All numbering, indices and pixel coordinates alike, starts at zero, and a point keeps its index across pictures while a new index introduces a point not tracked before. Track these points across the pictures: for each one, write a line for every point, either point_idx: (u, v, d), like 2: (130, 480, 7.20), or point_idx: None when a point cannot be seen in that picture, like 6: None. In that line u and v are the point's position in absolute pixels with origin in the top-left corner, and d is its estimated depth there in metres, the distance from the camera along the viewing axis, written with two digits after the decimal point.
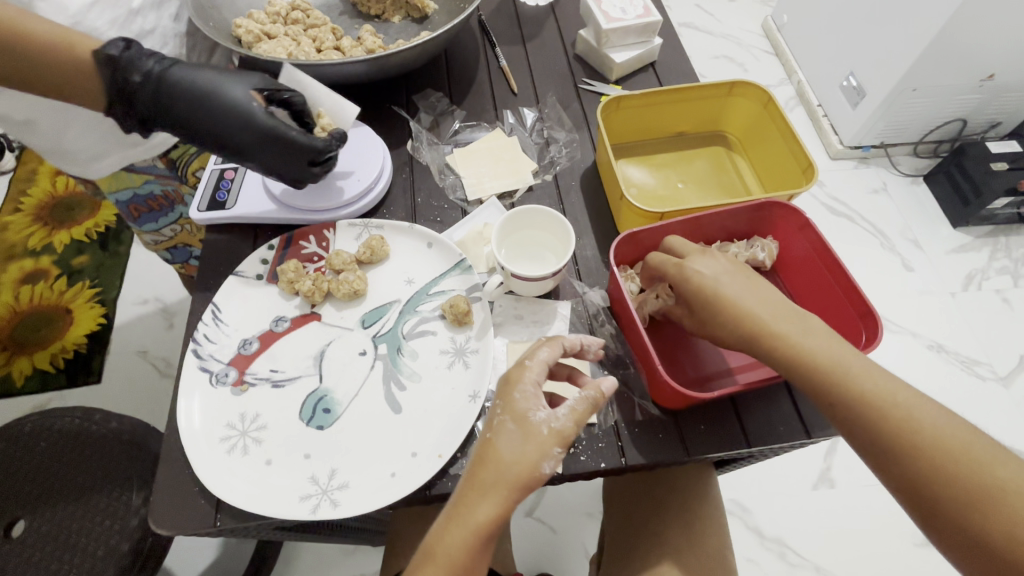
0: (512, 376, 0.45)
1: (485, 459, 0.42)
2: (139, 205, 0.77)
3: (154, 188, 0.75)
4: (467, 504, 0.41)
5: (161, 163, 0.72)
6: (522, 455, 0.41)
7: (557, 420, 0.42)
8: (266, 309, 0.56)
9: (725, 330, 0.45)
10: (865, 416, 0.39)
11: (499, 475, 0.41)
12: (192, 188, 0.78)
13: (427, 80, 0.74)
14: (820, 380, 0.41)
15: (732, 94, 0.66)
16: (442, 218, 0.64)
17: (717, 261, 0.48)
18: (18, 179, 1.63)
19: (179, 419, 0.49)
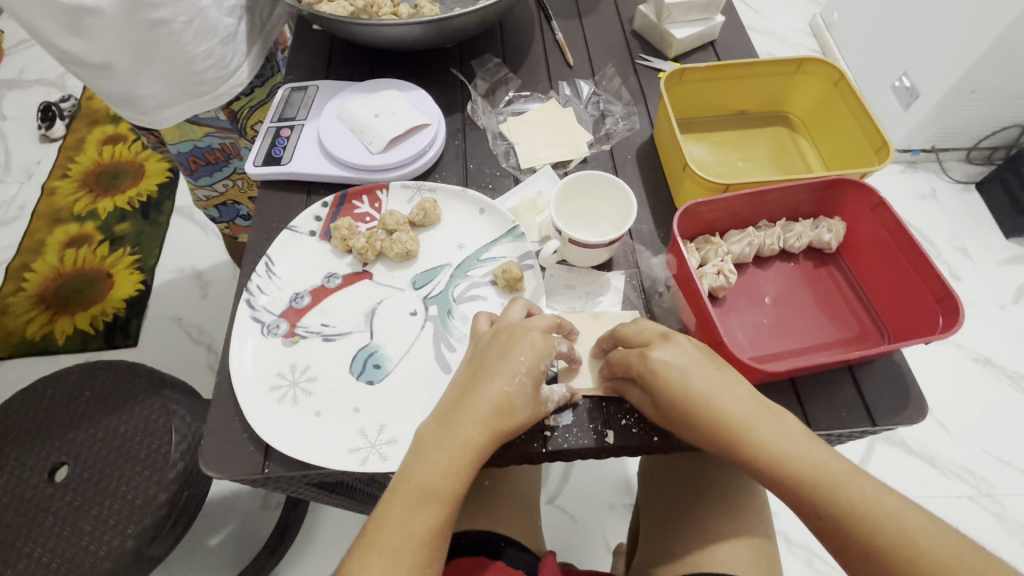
0: (546, 347, 0.45)
1: (501, 410, 0.43)
2: (197, 158, 0.82)
3: (213, 140, 0.80)
4: (462, 437, 0.42)
5: (224, 115, 0.78)
6: (527, 415, 0.44)
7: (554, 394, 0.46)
8: (318, 265, 0.56)
9: (693, 433, 0.43)
10: (843, 524, 0.38)
11: (505, 423, 0.43)
12: (248, 141, 0.84)
13: (482, 50, 0.73)
14: (796, 485, 0.40)
15: (800, 71, 0.64)
16: (495, 185, 0.63)
17: (683, 351, 0.44)
18: (67, 146, 1.68)
19: (231, 366, 0.49)
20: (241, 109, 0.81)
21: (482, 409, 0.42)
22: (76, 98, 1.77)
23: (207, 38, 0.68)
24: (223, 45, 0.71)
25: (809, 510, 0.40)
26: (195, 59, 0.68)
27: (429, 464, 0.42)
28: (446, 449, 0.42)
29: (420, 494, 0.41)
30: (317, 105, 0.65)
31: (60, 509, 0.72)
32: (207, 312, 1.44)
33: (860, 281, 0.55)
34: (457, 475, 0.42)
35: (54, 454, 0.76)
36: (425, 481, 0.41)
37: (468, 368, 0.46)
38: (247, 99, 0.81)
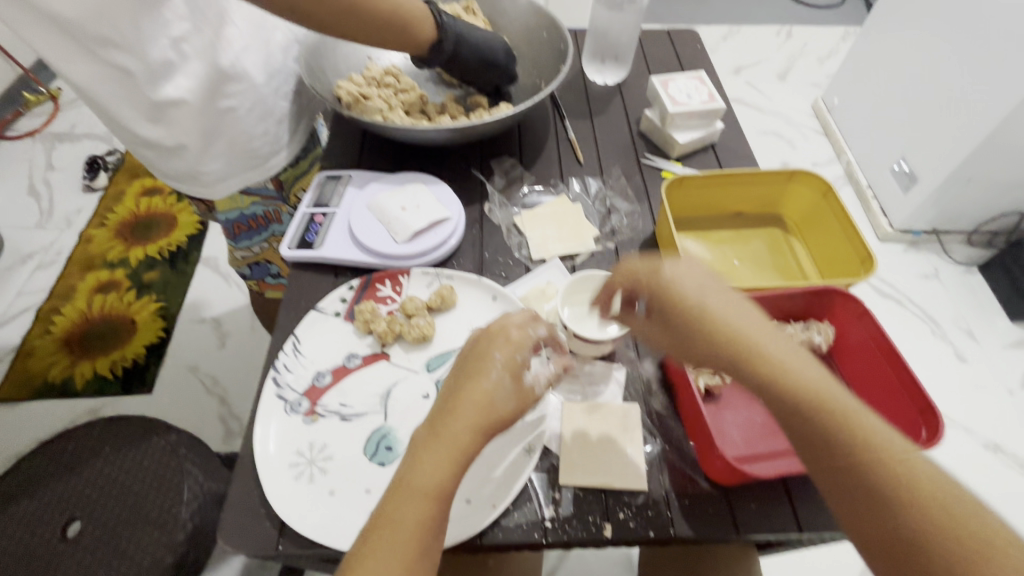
0: (524, 338, 0.50)
1: (482, 406, 0.46)
2: (241, 224, 0.88)
3: (258, 208, 0.87)
4: (456, 433, 0.45)
5: (272, 185, 0.86)
6: (511, 406, 0.48)
7: (538, 383, 0.50)
8: (340, 345, 0.60)
9: (706, 347, 0.46)
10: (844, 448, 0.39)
11: (489, 412, 0.47)
12: (290, 208, 0.90)
13: (501, 147, 0.81)
14: (802, 405, 0.41)
15: (793, 181, 0.69)
16: (507, 273, 0.68)
17: (690, 276, 0.48)
18: (107, 197, 1.80)
19: (255, 444, 0.53)
20: (286, 178, 0.88)
21: (467, 411, 0.46)
22: (121, 152, 1.91)
23: (266, 119, 0.78)
24: (279, 125, 0.81)
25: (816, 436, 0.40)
26: (253, 138, 0.77)
27: (421, 467, 0.44)
28: (438, 446, 0.45)
29: (421, 493, 0.43)
30: (349, 193, 0.72)
31: (68, 566, 0.74)
32: (223, 361, 1.48)
33: (850, 383, 0.57)
34: (452, 469, 0.45)
35: (69, 509, 0.78)
36: (424, 480, 0.43)
37: (453, 378, 0.50)
38: (292, 170, 0.88)
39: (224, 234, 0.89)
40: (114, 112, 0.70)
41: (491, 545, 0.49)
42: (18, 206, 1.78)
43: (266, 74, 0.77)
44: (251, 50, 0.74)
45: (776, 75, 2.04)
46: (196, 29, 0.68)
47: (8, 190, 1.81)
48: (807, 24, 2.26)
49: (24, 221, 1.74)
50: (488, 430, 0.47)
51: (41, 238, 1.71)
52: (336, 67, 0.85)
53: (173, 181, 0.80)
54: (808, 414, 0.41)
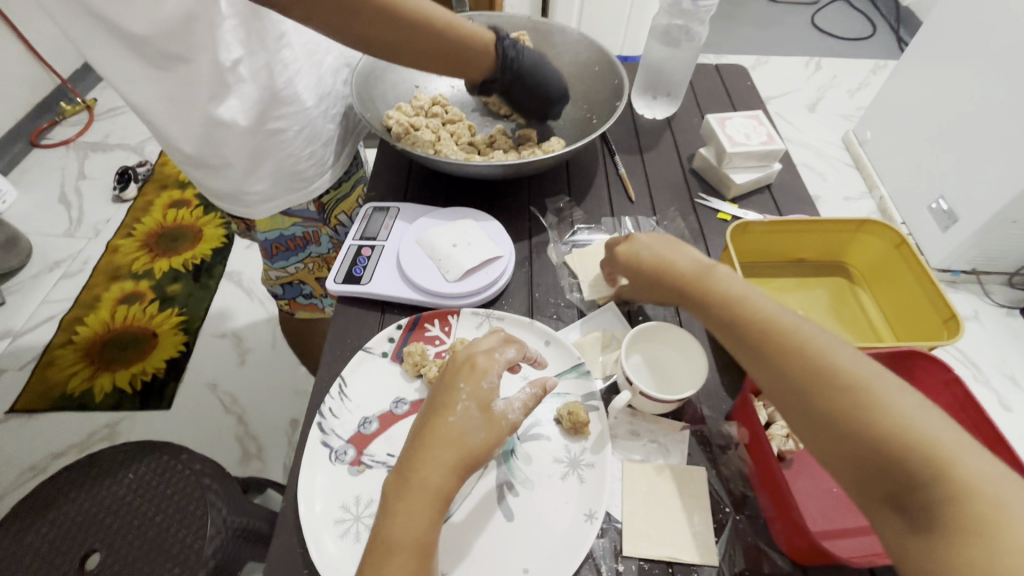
0: (486, 368, 0.47)
1: (452, 443, 0.44)
2: (279, 245, 0.87)
3: (298, 230, 0.86)
4: (430, 486, 0.42)
5: (314, 207, 0.84)
6: (481, 438, 0.44)
7: (514, 412, 0.47)
8: (387, 389, 0.58)
9: (711, 304, 0.51)
10: (824, 393, 0.41)
11: (459, 455, 0.44)
12: (329, 230, 0.89)
13: (551, 182, 0.79)
14: (787, 353, 0.44)
15: (861, 230, 0.66)
16: (559, 316, 0.65)
17: (697, 264, 0.54)
18: (136, 208, 1.80)
19: (298, 496, 0.50)
20: (329, 201, 0.87)
21: (438, 452, 0.43)
22: (152, 163, 1.92)
23: (313, 142, 0.77)
24: (325, 148, 0.79)
25: (800, 385, 0.43)
26: (300, 160, 0.76)
27: (397, 521, 0.41)
28: (413, 500, 0.42)
29: (402, 551, 0.40)
30: (397, 226, 0.70)
31: None
32: (243, 379, 1.46)
33: None
34: (434, 517, 0.42)
35: (88, 541, 0.75)
36: (405, 534, 0.40)
37: (420, 417, 0.47)
38: (334, 192, 0.87)
39: (261, 254, 0.87)
40: (164, 132, 0.68)
41: None
42: (48, 213, 1.78)
43: (317, 97, 0.75)
44: (305, 73, 0.72)
45: (808, 106, 2.01)
46: (253, 52, 0.66)
47: (39, 197, 1.82)
48: (837, 57, 2.25)
49: (53, 229, 1.74)
50: (463, 471, 0.43)
51: (68, 246, 1.71)
52: (383, 94, 0.84)
53: (216, 200, 0.78)
54: (793, 361, 0.44)
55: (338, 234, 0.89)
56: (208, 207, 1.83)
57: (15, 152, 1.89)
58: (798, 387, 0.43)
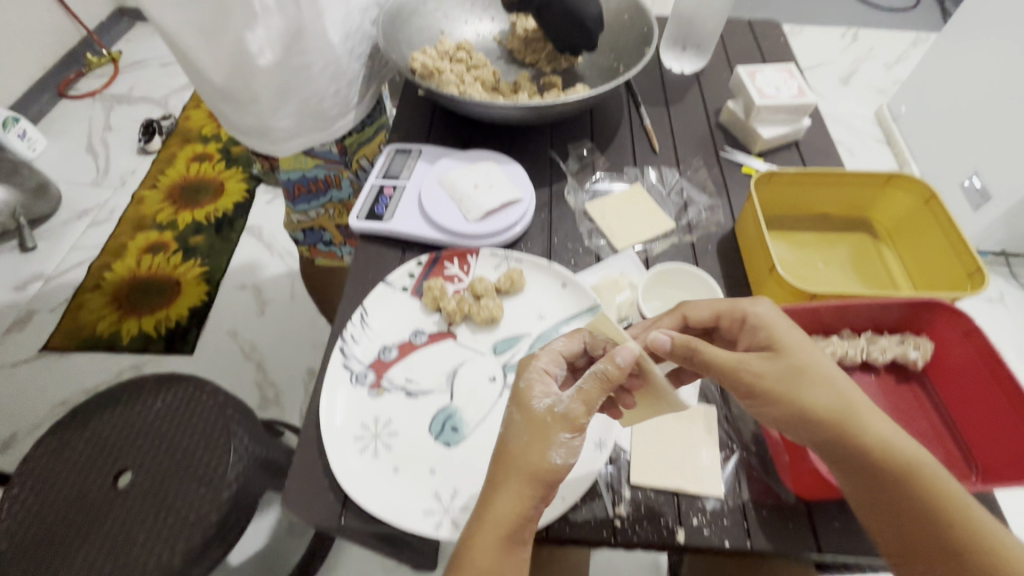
0: (522, 366, 0.49)
1: (522, 470, 0.42)
2: (301, 186, 0.88)
3: (320, 171, 0.86)
4: (499, 510, 0.41)
5: (337, 148, 0.85)
6: (533, 450, 0.43)
7: (561, 404, 0.44)
8: (406, 320, 0.59)
9: (807, 422, 0.44)
10: (940, 535, 0.39)
11: (515, 465, 0.43)
12: (350, 174, 0.89)
13: (575, 130, 0.78)
14: (899, 487, 0.40)
15: (888, 185, 0.65)
16: (577, 261, 0.66)
17: (787, 367, 0.45)
18: (160, 160, 1.83)
19: (320, 411, 0.52)
20: (349, 143, 0.88)
21: (507, 475, 0.42)
22: (175, 117, 1.94)
23: (338, 81, 0.77)
24: (349, 87, 0.79)
25: (910, 523, 0.40)
26: (324, 98, 0.76)
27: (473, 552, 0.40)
28: (481, 525, 0.41)
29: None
30: (418, 167, 0.70)
31: (118, 516, 0.75)
32: (263, 328, 1.49)
33: (947, 405, 0.54)
34: (507, 546, 0.41)
35: (119, 460, 0.80)
36: (475, 563, 0.40)
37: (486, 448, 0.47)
38: (357, 135, 0.88)
39: (283, 195, 0.89)
40: (195, 63, 0.69)
41: (557, 539, 0.48)
42: (76, 163, 1.82)
43: (343, 34, 0.75)
44: (332, 9, 0.72)
45: (840, 79, 1.93)
46: None
47: (67, 147, 1.86)
48: (875, 27, 2.15)
49: (82, 178, 1.78)
50: (527, 488, 0.42)
51: (96, 195, 1.75)
52: (408, 37, 0.83)
53: (243, 137, 0.80)
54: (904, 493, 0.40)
55: (359, 178, 0.91)
56: (230, 162, 1.84)
57: (43, 102, 1.92)
58: (910, 523, 0.40)
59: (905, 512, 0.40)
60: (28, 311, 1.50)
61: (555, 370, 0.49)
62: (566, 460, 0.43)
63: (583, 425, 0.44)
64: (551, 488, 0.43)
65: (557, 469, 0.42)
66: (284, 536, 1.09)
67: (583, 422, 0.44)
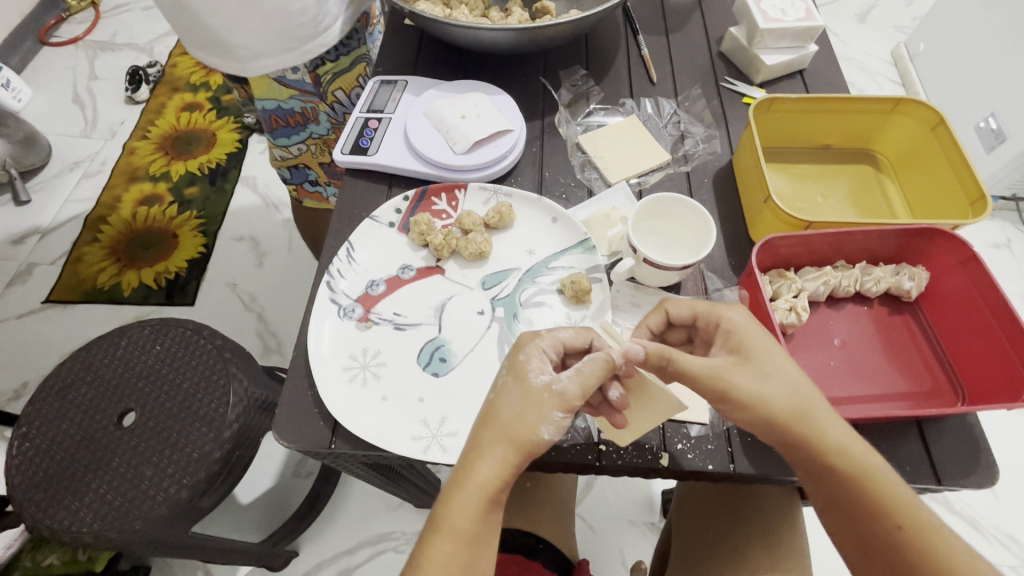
0: (523, 339, 0.47)
1: (518, 444, 0.42)
2: (279, 118, 0.84)
3: (296, 104, 0.81)
4: (480, 475, 0.41)
5: (309, 78, 0.78)
6: (522, 415, 0.43)
7: (559, 383, 0.44)
8: (393, 256, 0.58)
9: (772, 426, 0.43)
10: (881, 526, 0.42)
11: (502, 430, 0.43)
12: (328, 106, 0.83)
13: (570, 59, 0.75)
14: (845, 485, 0.43)
15: (895, 111, 0.62)
16: (568, 196, 0.64)
17: (761, 375, 0.44)
18: (149, 110, 1.77)
19: (308, 341, 0.52)
20: (326, 74, 0.79)
21: (495, 448, 0.42)
22: (161, 64, 1.85)
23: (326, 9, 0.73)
24: None
25: (856, 513, 0.43)
26: None
27: (456, 508, 0.41)
28: (463, 487, 0.41)
29: (452, 537, 0.40)
30: (405, 100, 0.68)
31: (125, 453, 0.78)
32: (261, 280, 1.49)
33: (938, 335, 0.53)
34: (487, 509, 0.41)
35: (123, 401, 0.81)
36: (454, 524, 0.40)
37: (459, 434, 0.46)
38: (332, 65, 0.79)
39: (262, 125, 0.85)
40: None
41: (542, 462, 0.49)
42: (64, 113, 1.77)
43: None
44: None
45: (856, 16, 1.81)
46: None
47: (53, 97, 1.80)
48: None
49: (70, 129, 1.73)
50: (512, 454, 0.42)
51: (86, 147, 1.71)
52: None
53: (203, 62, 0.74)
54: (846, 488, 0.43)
55: (336, 113, 0.85)
56: (221, 111, 1.77)
57: (24, 50, 1.86)
58: (855, 514, 0.43)
59: (856, 505, 0.43)
60: (28, 265, 1.50)
61: (552, 351, 0.47)
62: (553, 438, 0.43)
63: (576, 407, 0.43)
64: (532, 460, 0.43)
65: (543, 444, 0.42)
66: (290, 477, 1.12)
67: (577, 404, 0.43)
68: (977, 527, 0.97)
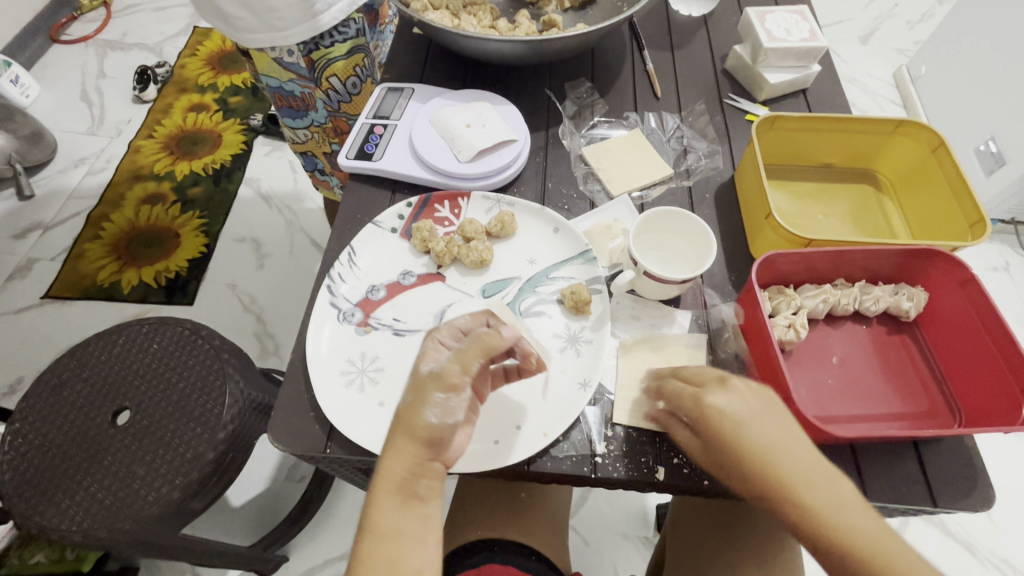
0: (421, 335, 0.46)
1: (418, 432, 0.40)
2: (283, 98, 0.85)
3: (295, 87, 0.81)
4: (392, 467, 0.40)
5: (303, 62, 0.76)
6: (411, 404, 0.42)
7: (438, 366, 0.42)
8: (395, 261, 0.59)
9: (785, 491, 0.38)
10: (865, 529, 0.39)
11: (401, 423, 0.41)
12: (324, 94, 0.82)
13: (576, 71, 0.76)
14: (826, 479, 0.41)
15: (897, 133, 0.63)
16: (570, 207, 0.64)
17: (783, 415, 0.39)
18: (156, 110, 1.78)
19: (307, 344, 0.52)
20: (321, 59, 0.77)
21: (401, 439, 0.41)
22: (170, 65, 1.87)
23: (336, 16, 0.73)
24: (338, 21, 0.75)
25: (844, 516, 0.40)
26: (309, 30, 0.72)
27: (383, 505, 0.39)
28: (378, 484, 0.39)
29: (377, 537, 0.38)
30: (411, 107, 0.68)
31: (118, 451, 0.77)
32: (261, 281, 1.49)
33: (935, 355, 0.54)
34: (404, 501, 0.39)
35: (118, 399, 0.81)
36: (379, 523, 0.38)
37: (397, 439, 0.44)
38: (324, 51, 0.76)
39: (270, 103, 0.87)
40: None
41: (538, 473, 0.49)
42: (71, 110, 1.78)
43: None
44: None
45: (859, 38, 1.83)
46: None
47: (61, 94, 1.81)
48: None
49: (77, 126, 1.74)
50: (414, 442, 0.40)
51: (92, 144, 1.71)
52: None
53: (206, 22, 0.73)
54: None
55: (331, 100, 0.83)
56: (227, 112, 1.78)
57: (34, 48, 1.87)
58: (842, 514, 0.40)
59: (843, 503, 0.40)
60: (29, 260, 1.50)
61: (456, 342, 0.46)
62: (442, 420, 0.41)
63: (461, 386, 0.42)
64: (438, 449, 0.41)
65: (433, 428, 0.40)
66: (283, 481, 1.12)
67: (460, 382, 0.41)
68: (973, 550, 0.96)
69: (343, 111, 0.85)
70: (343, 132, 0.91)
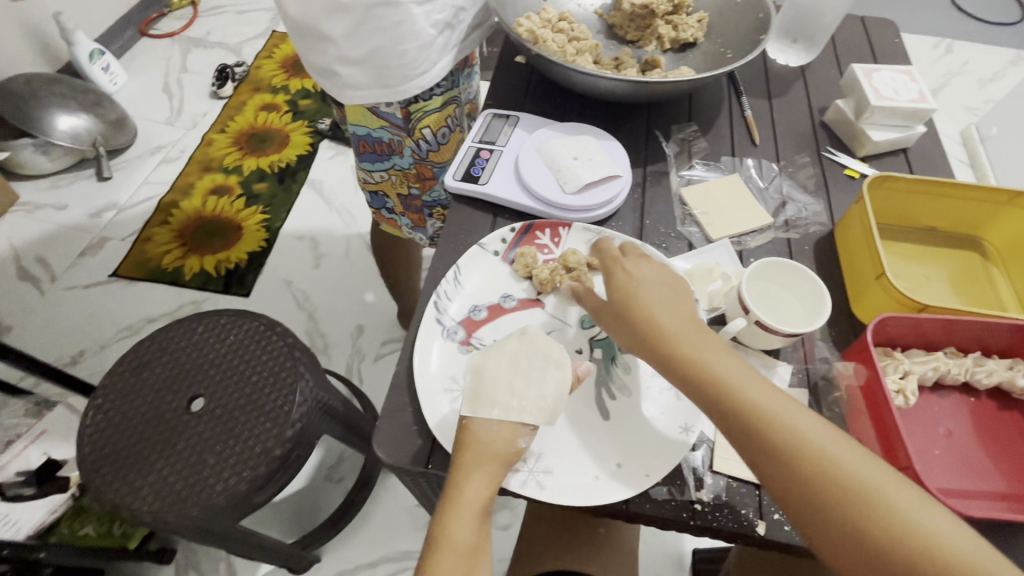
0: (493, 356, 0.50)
1: (500, 455, 0.46)
2: (367, 144, 0.85)
3: (384, 134, 0.82)
4: (470, 492, 0.44)
5: (400, 113, 0.78)
6: (500, 435, 0.46)
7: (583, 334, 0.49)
8: (496, 284, 0.60)
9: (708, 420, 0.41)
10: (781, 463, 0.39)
11: (483, 451, 0.46)
12: (413, 143, 0.83)
13: (675, 113, 0.77)
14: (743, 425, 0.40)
15: (1012, 204, 0.62)
16: (668, 246, 0.65)
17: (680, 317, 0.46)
18: (230, 106, 1.86)
19: (415, 359, 0.53)
20: (417, 112, 0.79)
21: (480, 464, 0.45)
22: (247, 64, 1.96)
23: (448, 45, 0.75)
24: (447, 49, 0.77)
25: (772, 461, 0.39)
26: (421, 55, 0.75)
27: (456, 524, 0.43)
28: (455, 505, 0.44)
29: (455, 551, 0.43)
30: (516, 136, 0.70)
31: (190, 437, 0.79)
32: (316, 280, 1.53)
33: None
34: (481, 520, 0.44)
35: (193, 387, 0.84)
36: (455, 539, 0.43)
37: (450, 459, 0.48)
38: (422, 103, 0.78)
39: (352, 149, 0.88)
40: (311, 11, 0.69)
41: (637, 514, 0.48)
42: (152, 100, 1.87)
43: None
44: None
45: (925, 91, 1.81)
46: None
47: (144, 84, 1.91)
48: (970, 39, 1.97)
49: (156, 116, 1.83)
50: (496, 469, 0.45)
51: (168, 134, 1.80)
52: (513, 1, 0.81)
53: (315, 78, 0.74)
54: (817, 491, 0.37)
55: (420, 149, 0.83)
56: (296, 114, 1.85)
57: (125, 38, 1.98)
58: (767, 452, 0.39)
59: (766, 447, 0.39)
60: (101, 238, 1.57)
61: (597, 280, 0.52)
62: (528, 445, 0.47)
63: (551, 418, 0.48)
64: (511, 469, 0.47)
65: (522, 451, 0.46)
66: (324, 481, 1.13)
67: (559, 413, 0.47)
68: None
69: (430, 160, 0.84)
70: (425, 179, 0.89)
